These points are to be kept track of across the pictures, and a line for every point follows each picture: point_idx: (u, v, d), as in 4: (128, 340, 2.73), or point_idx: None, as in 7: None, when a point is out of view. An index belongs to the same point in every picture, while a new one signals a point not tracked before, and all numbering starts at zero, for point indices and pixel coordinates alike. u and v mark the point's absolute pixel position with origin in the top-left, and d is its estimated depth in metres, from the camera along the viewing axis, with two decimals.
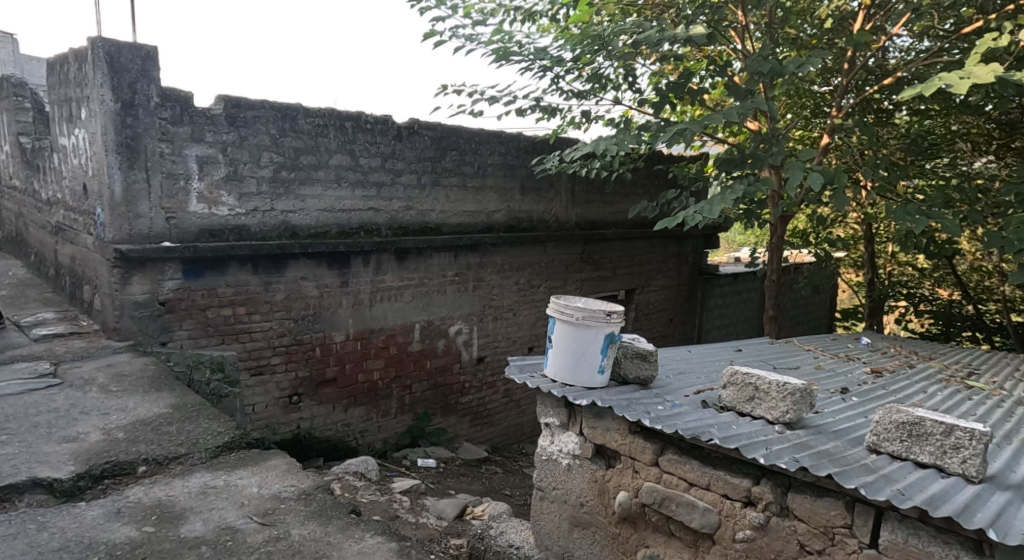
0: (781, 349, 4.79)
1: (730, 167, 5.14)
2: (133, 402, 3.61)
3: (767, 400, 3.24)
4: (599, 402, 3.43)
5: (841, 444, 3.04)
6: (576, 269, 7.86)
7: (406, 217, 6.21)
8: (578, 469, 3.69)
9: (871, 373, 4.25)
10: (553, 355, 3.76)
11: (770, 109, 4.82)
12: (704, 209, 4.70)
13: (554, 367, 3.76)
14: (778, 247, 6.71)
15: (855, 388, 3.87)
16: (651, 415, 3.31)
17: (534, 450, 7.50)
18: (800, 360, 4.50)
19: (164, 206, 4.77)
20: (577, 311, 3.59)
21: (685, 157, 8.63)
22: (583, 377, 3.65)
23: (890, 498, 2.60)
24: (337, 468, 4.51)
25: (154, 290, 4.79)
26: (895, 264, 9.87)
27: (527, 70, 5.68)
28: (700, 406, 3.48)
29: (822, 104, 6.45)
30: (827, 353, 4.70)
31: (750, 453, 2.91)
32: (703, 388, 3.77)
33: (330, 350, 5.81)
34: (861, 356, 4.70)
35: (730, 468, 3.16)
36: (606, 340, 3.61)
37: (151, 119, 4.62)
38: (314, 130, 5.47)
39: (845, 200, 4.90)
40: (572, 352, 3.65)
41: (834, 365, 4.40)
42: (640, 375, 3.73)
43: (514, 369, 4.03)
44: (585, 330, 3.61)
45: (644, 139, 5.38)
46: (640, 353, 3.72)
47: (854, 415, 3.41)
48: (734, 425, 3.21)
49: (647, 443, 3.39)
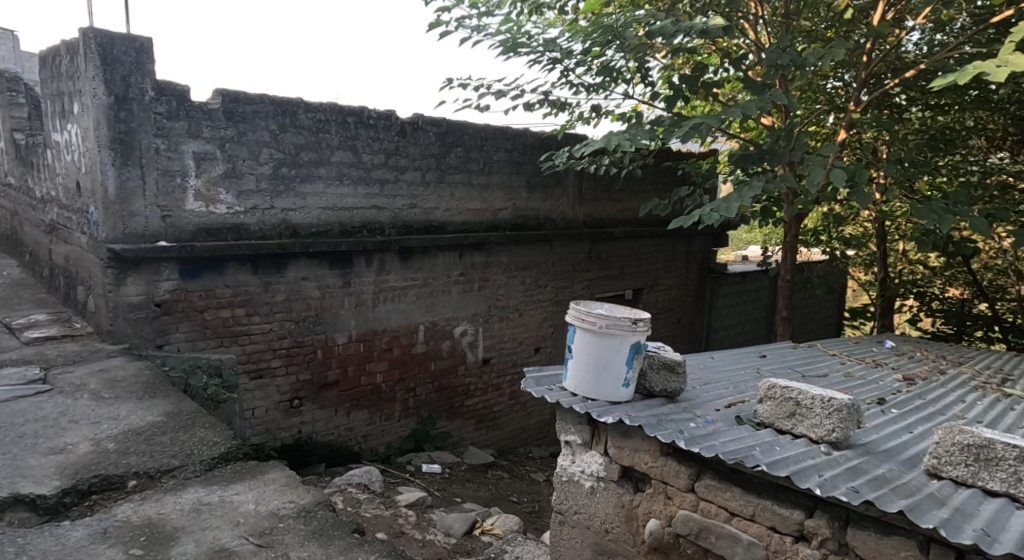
0: (805, 355, 4.63)
1: (745, 163, 4.92)
2: (125, 410, 3.44)
3: (810, 417, 3.09)
4: (628, 420, 3.25)
5: (896, 467, 2.88)
6: (583, 269, 7.68)
7: (409, 215, 6.03)
8: (603, 492, 3.56)
9: (903, 381, 4.09)
10: (574, 365, 3.58)
11: (789, 102, 4.61)
12: (721, 208, 4.50)
13: (576, 378, 3.58)
14: (792, 247, 6.53)
15: (893, 399, 3.71)
16: (685, 436, 3.13)
17: (540, 454, 7.33)
18: (827, 367, 4.34)
19: (159, 204, 4.60)
20: (599, 319, 3.41)
21: (695, 154, 8.44)
22: (607, 389, 3.48)
23: (977, 541, 2.39)
24: (339, 480, 4.46)
25: (149, 291, 4.62)
26: (905, 263, 9.72)
27: (536, 63, 5.50)
28: (734, 422, 3.32)
29: (837, 99, 6.25)
30: (853, 359, 4.54)
31: (803, 483, 2.72)
32: (735, 401, 3.61)
33: (332, 352, 5.64)
34: (888, 362, 4.53)
35: (776, 497, 2.99)
36: (630, 350, 3.44)
37: (145, 113, 4.45)
38: (315, 125, 5.29)
39: (867, 197, 4.69)
40: (595, 363, 3.47)
41: (865, 372, 4.24)
42: (668, 387, 3.56)
43: (531, 382, 3.86)
44: (608, 339, 3.43)
45: (657, 135, 5.11)
46: (668, 364, 3.57)
47: (899, 431, 3.25)
48: (777, 446, 3.03)
49: (681, 467, 3.24)
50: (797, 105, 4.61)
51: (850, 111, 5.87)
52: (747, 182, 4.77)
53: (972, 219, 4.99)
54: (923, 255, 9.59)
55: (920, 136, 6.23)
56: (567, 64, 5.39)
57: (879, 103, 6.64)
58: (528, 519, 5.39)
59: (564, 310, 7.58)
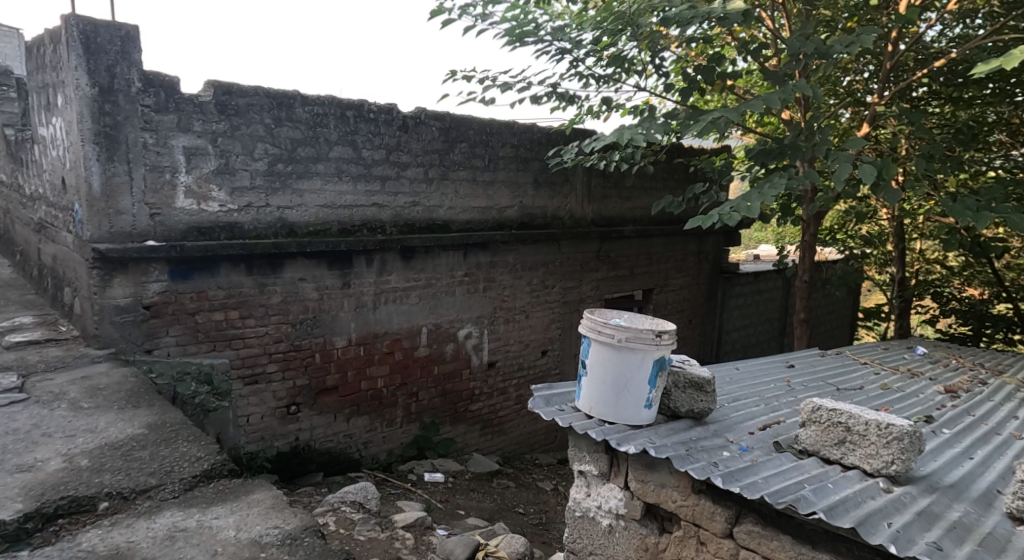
0: (836, 364, 4.43)
1: (765, 159, 4.60)
2: (105, 421, 3.22)
3: (863, 447, 2.87)
4: (653, 450, 3.02)
5: (973, 509, 2.66)
6: (592, 269, 7.44)
7: (411, 213, 5.79)
8: (622, 531, 3.36)
9: (945, 393, 3.88)
10: (591, 379, 3.39)
11: (813, 94, 4.31)
12: (742, 207, 4.24)
13: (592, 392, 3.39)
14: (810, 246, 6.27)
15: (940, 416, 3.51)
16: (721, 471, 2.89)
17: (546, 460, 7.09)
18: (862, 379, 4.14)
19: (148, 201, 4.38)
20: (619, 332, 3.21)
21: (707, 150, 8.18)
22: (626, 407, 3.27)
23: None
24: (331, 498, 4.19)
25: (138, 293, 4.40)
26: (922, 262, 9.46)
27: (544, 55, 5.25)
28: (773, 448, 3.12)
29: (855, 92, 5.99)
30: (888, 369, 4.34)
31: (874, 537, 2.45)
32: (770, 423, 3.40)
33: (330, 356, 5.41)
34: (925, 372, 4.33)
35: (834, 549, 2.73)
36: (653, 366, 3.23)
37: (132, 105, 4.22)
38: (313, 119, 5.06)
39: (896, 194, 4.40)
40: (614, 381, 3.27)
41: (902, 385, 4.03)
42: (695, 408, 3.37)
43: (540, 402, 3.62)
44: (629, 354, 3.22)
45: (672, 129, 4.84)
46: (695, 384, 3.36)
47: (960, 458, 3.05)
48: (829, 483, 2.78)
49: (716, 509, 3.01)
50: (821, 97, 4.32)
51: (875, 104, 5.63)
52: (768, 179, 4.49)
53: (1010, 215, 4.73)
54: (941, 255, 9.35)
55: (946, 130, 5.95)
56: (576, 55, 5.15)
57: (900, 96, 6.37)
58: (534, 532, 5.15)
59: (572, 311, 7.33)
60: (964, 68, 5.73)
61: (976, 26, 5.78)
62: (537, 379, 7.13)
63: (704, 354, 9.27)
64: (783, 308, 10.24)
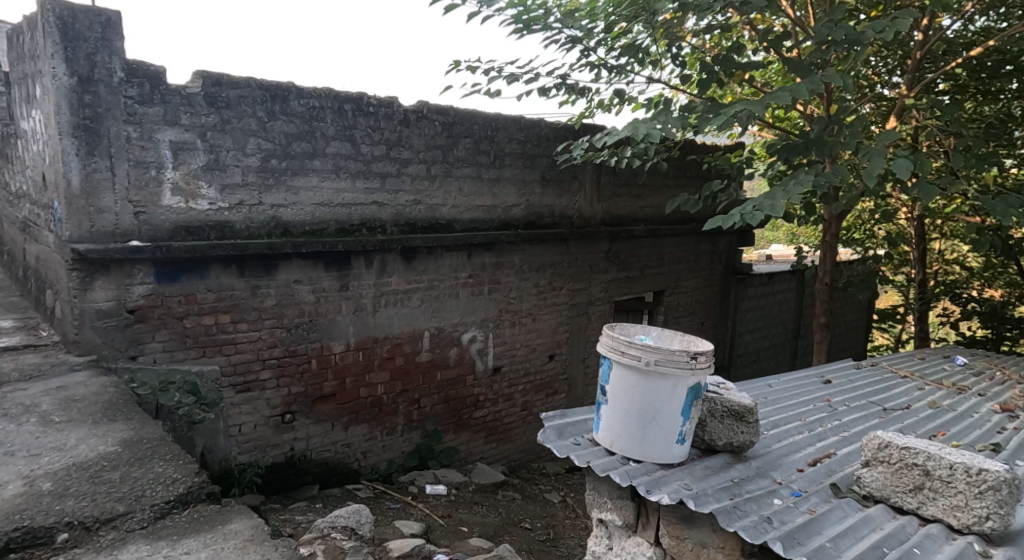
0: (876, 380, 4.36)
1: (789, 154, 4.29)
2: (75, 437, 2.96)
3: (946, 498, 2.69)
4: (693, 504, 2.76)
5: None
6: (601, 269, 7.15)
7: (413, 212, 5.52)
8: None
9: (1002, 412, 3.82)
10: (613, 403, 3.14)
11: (842, 83, 3.98)
12: (765, 205, 3.93)
13: (614, 418, 3.14)
14: (832, 247, 5.97)
15: (1003, 442, 3.41)
16: (778, 532, 2.66)
17: (553, 468, 6.81)
18: (907, 396, 4.06)
19: (131, 199, 4.12)
20: (648, 355, 2.95)
21: (721, 147, 7.88)
22: (654, 436, 3.03)
23: None
24: (319, 523, 3.70)
25: (121, 296, 4.15)
26: (941, 262, 9.14)
27: (554, 45, 4.98)
28: (830, 495, 2.94)
29: (873, 84, 5.71)
30: (931, 383, 4.29)
31: None
32: (820, 457, 3.23)
33: (327, 362, 5.15)
34: (970, 385, 4.29)
35: None
36: (685, 395, 2.97)
37: (115, 97, 3.97)
38: (309, 113, 4.80)
39: (933, 191, 4.16)
40: (640, 408, 3.03)
41: (955, 403, 3.97)
42: (734, 441, 3.15)
43: (551, 435, 3.34)
44: (657, 380, 2.96)
45: (689, 123, 4.54)
46: (735, 413, 3.14)
47: None
48: (916, 549, 2.59)
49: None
50: (851, 88, 3.99)
51: (904, 96, 5.33)
52: (791, 176, 4.19)
53: None
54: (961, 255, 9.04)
55: (976, 124, 5.66)
56: (588, 44, 4.87)
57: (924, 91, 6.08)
58: (541, 549, 4.87)
59: (580, 314, 7.05)
60: (992, 61, 5.45)
61: (1000, 19, 5.52)
62: (545, 384, 6.85)
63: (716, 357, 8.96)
64: (796, 309, 9.93)
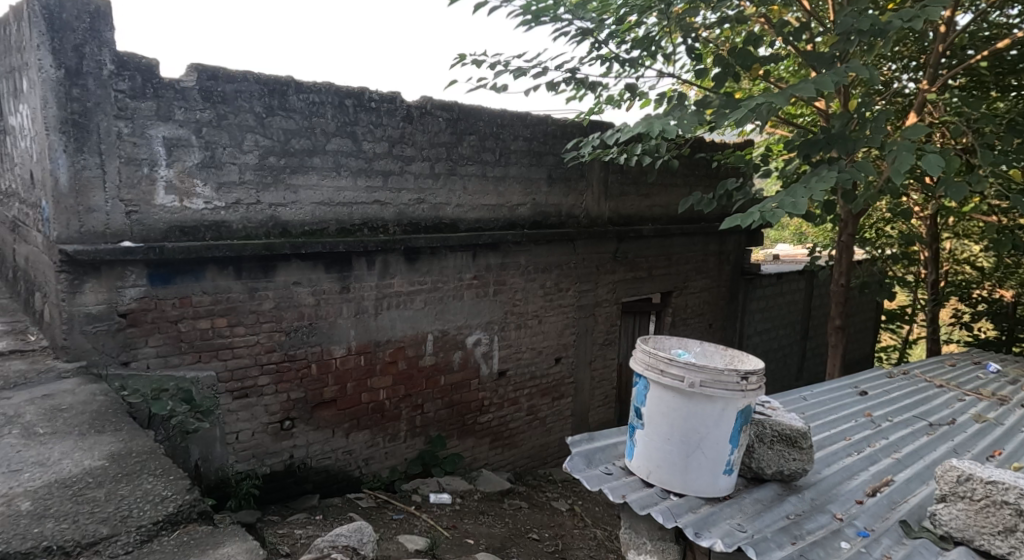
0: (916, 393, 4.54)
1: (810, 149, 4.11)
2: (60, 451, 2.80)
3: None
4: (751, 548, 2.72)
5: None
6: (608, 270, 6.97)
7: (417, 211, 5.35)
8: None
9: None
10: (653, 426, 3.07)
11: (869, 75, 3.72)
12: (787, 203, 3.74)
13: (655, 442, 3.07)
14: (848, 247, 5.78)
15: None
16: None
17: (560, 474, 6.63)
18: (951, 411, 4.22)
19: (123, 198, 3.94)
20: (692, 376, 2.89)
21: (731, 145, 7.71)
22: (699, 464, 2.97)
23: None
24: (320, 541, 3.33)
25: (112, 299, 3.98)
26: (951, 262, 8.92)
27: (563, 37, 4.79)
28: (903, 538, 2.89)
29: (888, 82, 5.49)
30: (971, 394, 4.53)
31: None
32: (879, 485, 3.25)
33: (328, 367, 4.97)
34: (1007, 395, 4.54)
35: None
36: (733, 419, 2.92)
37: (105, 90, 3.79)
38: (308, 108, 4.62)
39: (963, 189, 3.97)
40: (683, 432, 2.97)
41: (999, 416, 4.18)
42: (783, 469, 3.12)
43: (579, 463, 3.30)
44: (703, 403, 2.91)
45: (705, 117, 4.36)
46: (786, 438, 3.12)
47: None
48: None
49: None
50: (877, 80, 3.74)
51: (924, 91, 5.00)
52: (812, 173, 3.99)
53: None
54: (972, 254, 8.82)
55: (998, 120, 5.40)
56: (598, 36, 4.69)
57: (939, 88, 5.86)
58: None
59: (587, 316, 6.87)
60: (1012, 57, 5.25)
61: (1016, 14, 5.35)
62: (551, 388, 6.68)
63: None
64: (806, 310, 9.75)
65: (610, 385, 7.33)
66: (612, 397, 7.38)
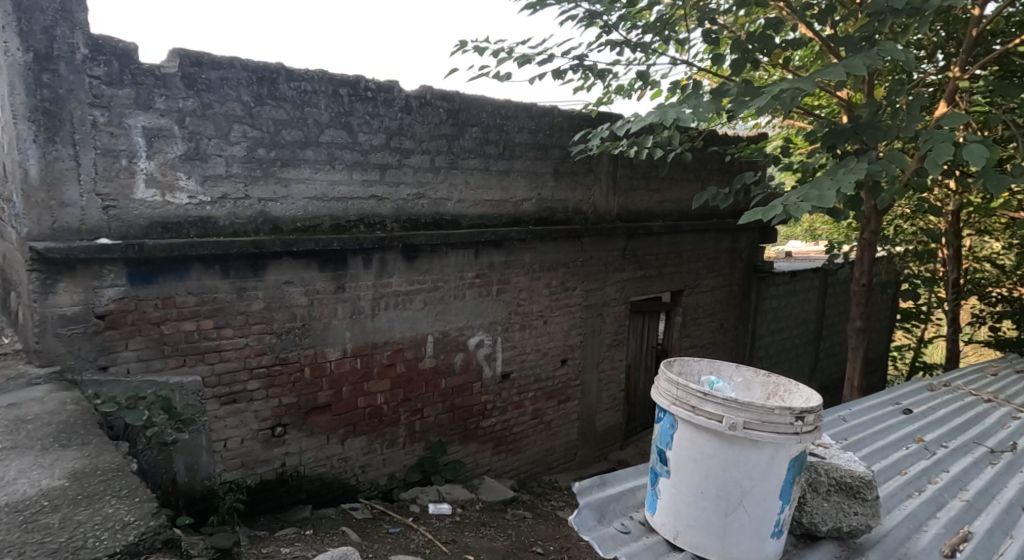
0: (964, 411, 4.34)
1: (835, 141, 3.82)
2: (16, 469, 2.56)
3: None
4: None
5: None
6: (616, 268, 6.69)
7: (416, 207, 5.08)
8: None
9: None
10: (682, 475, 2.70)
11: (904, 59, 3.36)
12: (812, 196, 3.44)
13: (684, 494, 2.70)
14: (871, 244, 5.48)
15: None
16: None
17: (565, 481, 6.38)
18: (1006, 435, 4.02)
19: (99, 191, 3.70)
20: (734, 418, 2.52)
21: (745, 138, 7.40)
22: (740, 523, 2.60)
23: None
24: None
25: (89, 300, 3.74)
26: (971, 260, 8.56)
27: (571, 21, 4.51)
28: None
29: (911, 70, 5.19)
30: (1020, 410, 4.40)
31: None
32: (957, 537, 2.97)
33: (322, 371, 4.72)
34: None
35: None
36: (783, 468, 2.56)
37: (78, 76, 3.55)
38: (300, 97, 4.36)
39: (1005, 181, 3.64)
40: (722, 482, 2.59)
41: None
42: (842, 526, 2.74)
43: (590, 519, 2.94)
44: (746, 449, 2.54)
45: (722, 105, 4.07)
46: (845, 487, 2.75)
47: None
48: None
49: None
50: (913, 63, 3.40)
51: (955, 79, 4.65)
52: (838, 165, 3.69)
53: None
54: (993, 252, 8.46)
55: None
56: (608, 20, 4.41)
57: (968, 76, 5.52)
58: None
59: (594, 316, 6.59)
60: None
61: None
62: (557, 391, 6.41)
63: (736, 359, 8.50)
64: (819, 310, 9.46)
65: (618, 387, 7.07)
66: (619, 399, 7.11)
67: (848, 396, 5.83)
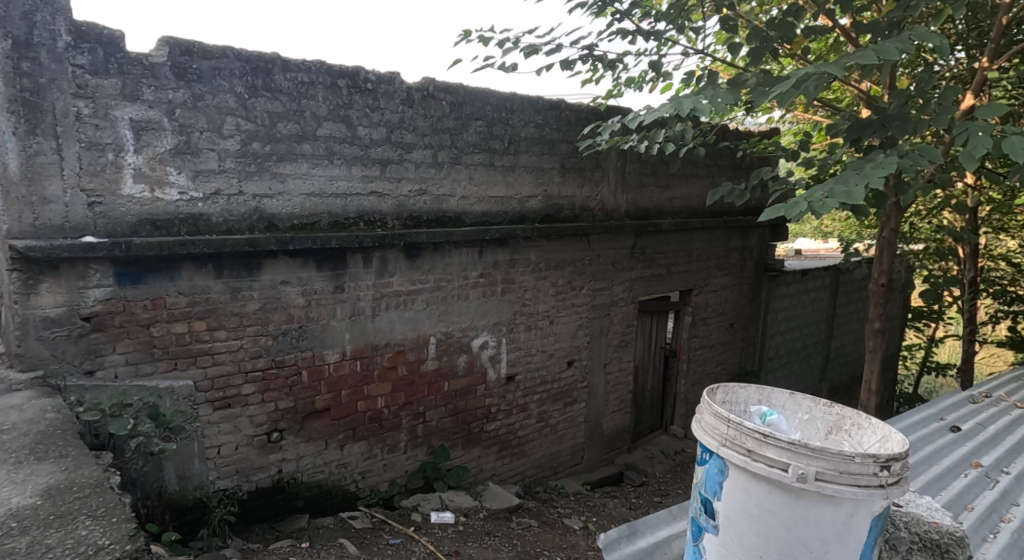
0: (1014, 425, 4.22)
1: (861, 133, 3.63)
2: None
3: None
4: None
5: None
6: (624, 267, 6.49)
7: (417, 204, 4.89)
8: None
9: None
10: (735, 533, 2.43)
11: (938, 45, 3.15)
12: (838, 192, 3.24)
13: (738, 555, 2.43)
14: (891, 243, 5.26)
15: None
16: None
17: (572, 486, 6.21)
18: None
19: (84, 186, 3.53)
20: (806, 467, 2.22)
21: (757, 133, 7.18)
22: None
23: None
24: None
25: (73, 301, 3.57)
26: (986, 259, 8.32)
27: (580, 10, 4.32)
28: None
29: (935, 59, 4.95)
30: None
31: None
32: None
33: (320, 374, 4.54)
34: None
35: None
36: (862, 526, 2.27)
37: (60, 65, 3.39)
38: (297, 89, 4.17)
39: None
40: (787, 543, 2.31)
41: None
42: None
43: None
44: (819, 505, 2.25)
45: (740, 96, 3.85)
46: (927, 543, 2.64)
47: None
48: None
49: None
50: (947, 49, 3.19)
51: (984, 68, 4.40)
52: (865, 159, 3.49)
53: None
54: (1009, 250, 8.22)
55: None
56: (617, 7, 4.20)
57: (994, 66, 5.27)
58: None
59: (602, 316, 6.40)
60: None
61: None
62: (563, 393, 6.22)
63: (747, 360, 8.29)
64: (831, 309, 9.24)
65: (626, 389, 6.88)
66: (627, 402, 6.92)
67: (865, 400, 5.62)
